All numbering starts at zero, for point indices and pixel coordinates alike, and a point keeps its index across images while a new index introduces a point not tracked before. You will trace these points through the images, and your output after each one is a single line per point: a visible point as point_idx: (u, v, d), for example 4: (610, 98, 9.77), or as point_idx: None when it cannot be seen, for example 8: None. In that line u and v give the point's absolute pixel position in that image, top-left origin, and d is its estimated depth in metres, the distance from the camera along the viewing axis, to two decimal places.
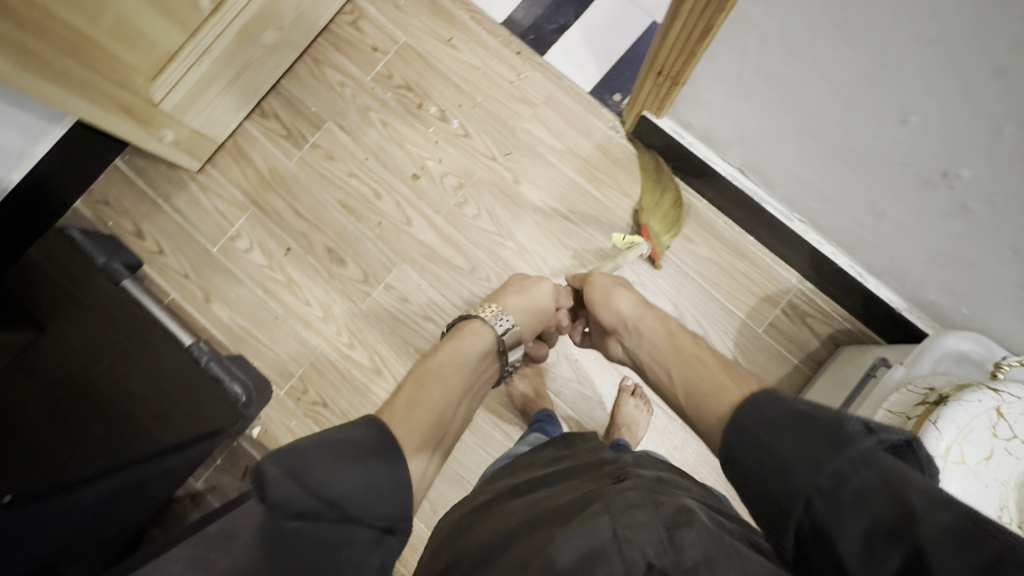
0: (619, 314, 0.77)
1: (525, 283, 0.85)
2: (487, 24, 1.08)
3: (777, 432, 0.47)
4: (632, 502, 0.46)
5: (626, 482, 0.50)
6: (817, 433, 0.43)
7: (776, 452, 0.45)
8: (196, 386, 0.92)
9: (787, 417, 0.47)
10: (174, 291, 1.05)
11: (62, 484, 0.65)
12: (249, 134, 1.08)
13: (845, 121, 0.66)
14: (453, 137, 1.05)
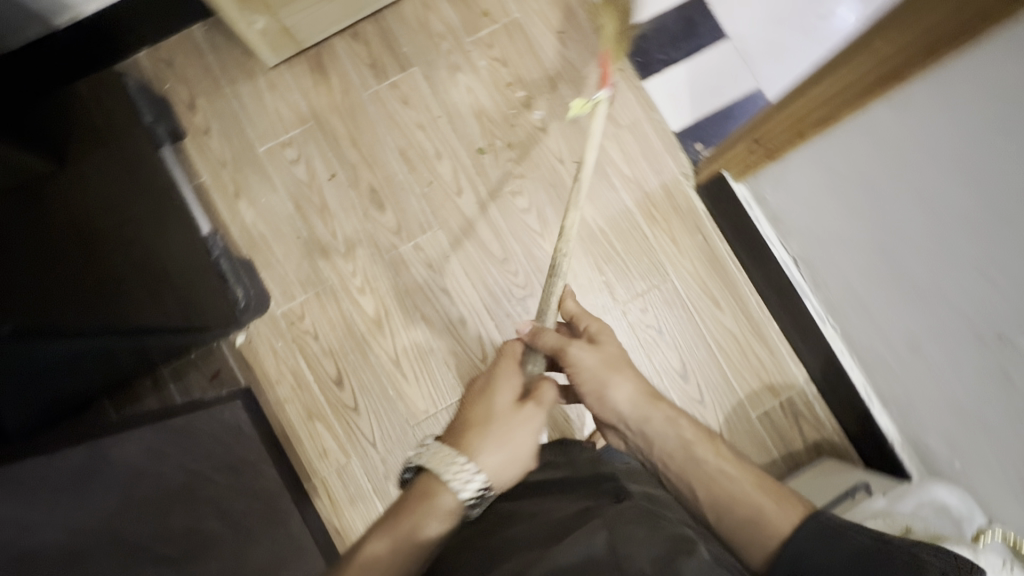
0: (618, 413, 0.65)
1: (514, 413, 0.61)
2: (601, 31, 1.07)
3: (844, 565, 0.47)
4: (631, 518, 0.49)
5: (624, 501, 0.54)
6: (891, 575, 0.44)
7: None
8: (196, 276, 0.90)
9: (855, 552, 0.47)
10: (206, 176, 1.02)
11: (50, 330, 0.63)
12: (334, 51, 1.05)
13: (921, 253, 0.67)
14: (530, 126, 1.04)
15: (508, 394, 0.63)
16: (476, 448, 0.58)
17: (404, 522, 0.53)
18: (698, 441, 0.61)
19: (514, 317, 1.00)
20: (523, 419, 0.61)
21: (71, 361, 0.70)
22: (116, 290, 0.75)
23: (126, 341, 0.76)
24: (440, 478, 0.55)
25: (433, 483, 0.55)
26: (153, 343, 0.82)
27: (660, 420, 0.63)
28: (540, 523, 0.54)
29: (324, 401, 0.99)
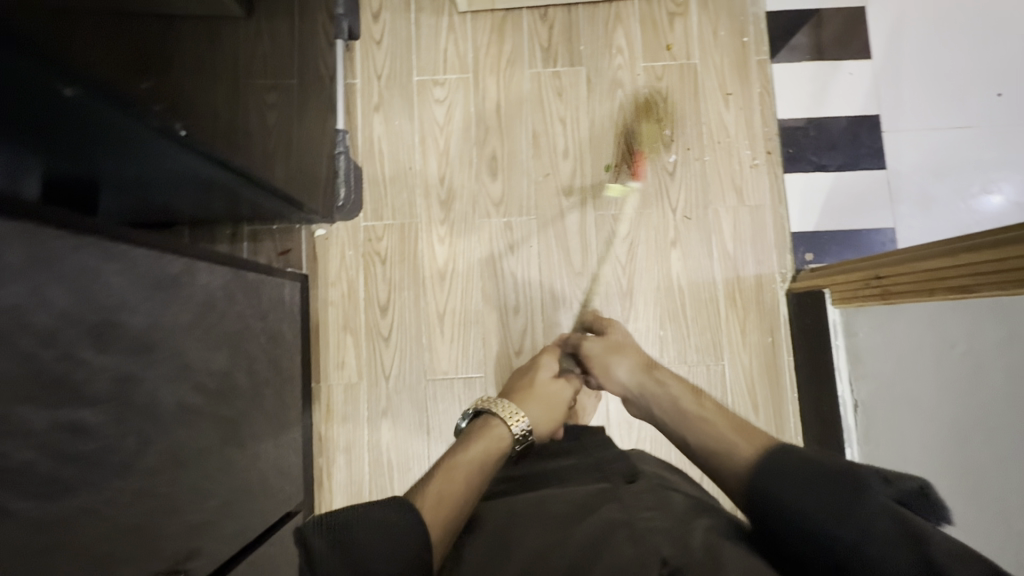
0: (620, 384, 0.79)
1: (543, 384, 0.79)
2: (767, 110, 1.06)
3: (797, 481, 0.49)
4: (645, 501, 0.57)
5: (635, 482, 0.63)
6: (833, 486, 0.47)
7: (804, 486, 0.48)
8: (316, 154, 0.94)
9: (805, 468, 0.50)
10: (358, 80, 1.07)
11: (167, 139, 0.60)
12: (519, 20, 1.08)
13: (995, 448, 0.67)
14: (660, 165, 1.05)
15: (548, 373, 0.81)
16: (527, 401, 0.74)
17: (469, 448, 0.67)
18: (702, 405, 0.69)
19: (563, 328, 1.01)
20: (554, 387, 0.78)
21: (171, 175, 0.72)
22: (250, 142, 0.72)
23: (227, 182, 0.77)
24: (500, 420, 0.70)
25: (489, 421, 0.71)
26: (248, 196, 0.84)
27: (655, 384, 0.76)
28: (548, 509, 0.58)
29: (363, 319, 1.03)
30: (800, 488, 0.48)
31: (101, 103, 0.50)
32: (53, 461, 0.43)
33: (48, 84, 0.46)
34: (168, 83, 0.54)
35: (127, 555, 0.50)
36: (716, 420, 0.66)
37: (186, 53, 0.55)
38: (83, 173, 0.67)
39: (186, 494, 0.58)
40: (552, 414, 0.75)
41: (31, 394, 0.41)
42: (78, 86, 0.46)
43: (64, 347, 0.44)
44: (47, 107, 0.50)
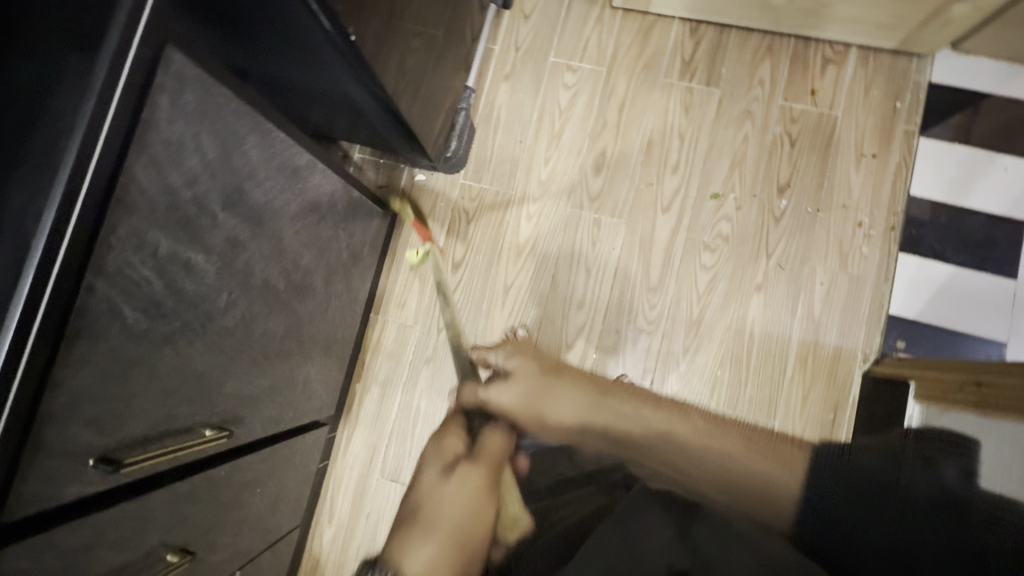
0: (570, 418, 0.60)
1: (445, 487, 0.56)
2: (900, 183, 1.00)
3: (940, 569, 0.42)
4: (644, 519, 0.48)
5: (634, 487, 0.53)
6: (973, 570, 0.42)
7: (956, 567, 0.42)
8: (441, 106, 0.96)
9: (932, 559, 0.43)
10: (497, 47, 1.10)
11: (331, 50, 0.63)
12: (669, 28, 1.07)
13: None
14: (768, 208, 1.01)
15: (435, 470, 0.59)
16: (400, 557, 0.49)
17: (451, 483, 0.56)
18: (666, 424, 0.59)
19: (619, 337, 1.00)
20: (461, 479, 0.56)
21: (314, 82, 0.75)
22: (396, 75, 0.75)
23: (362, 105, 0.81)
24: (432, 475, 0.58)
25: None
26: (371, 122, 0.88)
27: (616, 420, 0.59)
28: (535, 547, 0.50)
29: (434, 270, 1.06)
30: (898, 528, 0.45)
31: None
32: (163, 288, 0.46)
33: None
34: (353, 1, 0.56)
35: (188, 398, 0.53)
36: (723, 447, 0.54)
37: None
38: (241, 53, 0.71)
39: (242, 361, 0.61)
40: (467, 529, 0.51)
41: (167, 221, 0.44)
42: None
43: (200, 193, 0.47)
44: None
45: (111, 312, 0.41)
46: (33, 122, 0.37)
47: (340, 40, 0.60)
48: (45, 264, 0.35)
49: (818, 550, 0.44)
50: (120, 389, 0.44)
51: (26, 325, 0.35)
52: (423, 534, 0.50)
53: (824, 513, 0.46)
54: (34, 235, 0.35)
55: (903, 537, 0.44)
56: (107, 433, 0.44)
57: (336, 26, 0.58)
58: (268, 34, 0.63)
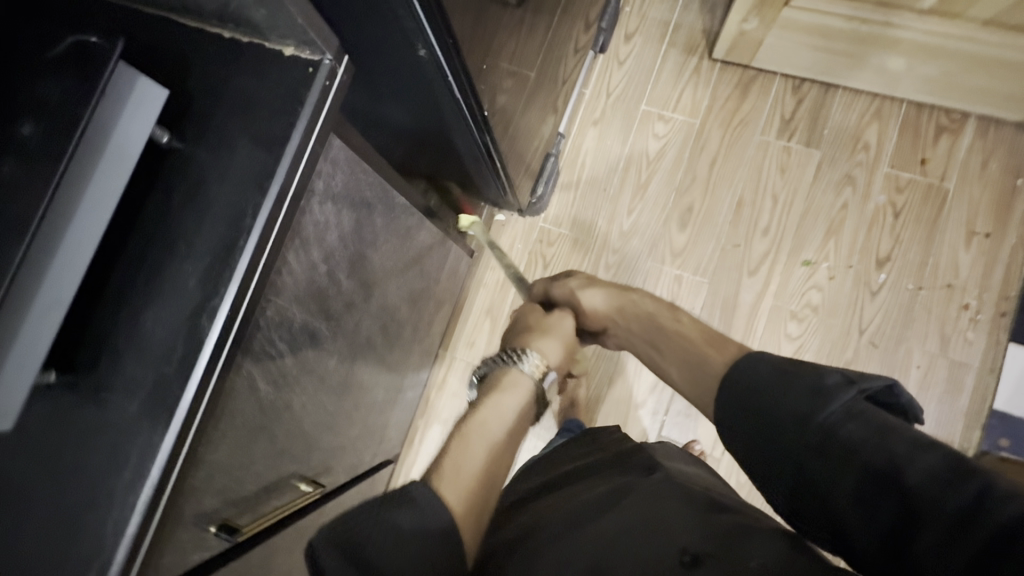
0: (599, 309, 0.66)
1: (547, 321, 0.66)
2: (1015, 267, 0.93)
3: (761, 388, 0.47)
4: (665, 495, 0.54)
5: (655, 475, 0.59)
6: (797, 389, 0.44)
7: (783, 387, 0.45)
8: (529, 150, 0.95)
9: (766, 373, 0.47)
10: (588, 91, 1.09)
11: (451, 113, 0.62)
12: (770, 84, 1.03)
13: None
14: (865, 280, 0.96)
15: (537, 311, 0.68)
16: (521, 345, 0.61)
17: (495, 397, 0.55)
18: (660, 312, 0.62)
19: None
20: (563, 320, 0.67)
21: (419, 133, 0.74)
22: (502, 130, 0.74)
23: (462, 156, 0.80)
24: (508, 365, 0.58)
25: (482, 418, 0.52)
26: (466, 171, 0.87)
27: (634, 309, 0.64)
28: (559, 508, 0.56)
29: (507, 310, 1.05)
30: (772, 387, 0.46)
31: (435, 70, 0.52)
32: (291, 358, 0.46)
33: (409, 40, 0.48)
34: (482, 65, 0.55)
35: (292, 454, 0.53)
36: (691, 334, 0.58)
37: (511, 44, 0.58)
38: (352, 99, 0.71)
39: (336, 414, 0.62)
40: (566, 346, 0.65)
41: (306, 296, 0.45)
42: (434, 47, 0.48)
43: (332, 265, 0.48)
44: (385, 55, 0.52)
45: (251, 387, 0.42)
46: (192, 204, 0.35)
47: (465, 105, 0.59)
48: (213, 359, 0.34)
49: (732, 404, 0.48)
50: (245, 456, 0.45)
51: (187, 426, 0.34)
52: (539, 333, 0.63)
53: (733, 384, 0.49)
54: (206, 333, 0.34)
55: (759, 373, 0.47)
56: (228, 499, 0.44)
57: (466, 95, 0.56)
58: (390, 91, 0.62)
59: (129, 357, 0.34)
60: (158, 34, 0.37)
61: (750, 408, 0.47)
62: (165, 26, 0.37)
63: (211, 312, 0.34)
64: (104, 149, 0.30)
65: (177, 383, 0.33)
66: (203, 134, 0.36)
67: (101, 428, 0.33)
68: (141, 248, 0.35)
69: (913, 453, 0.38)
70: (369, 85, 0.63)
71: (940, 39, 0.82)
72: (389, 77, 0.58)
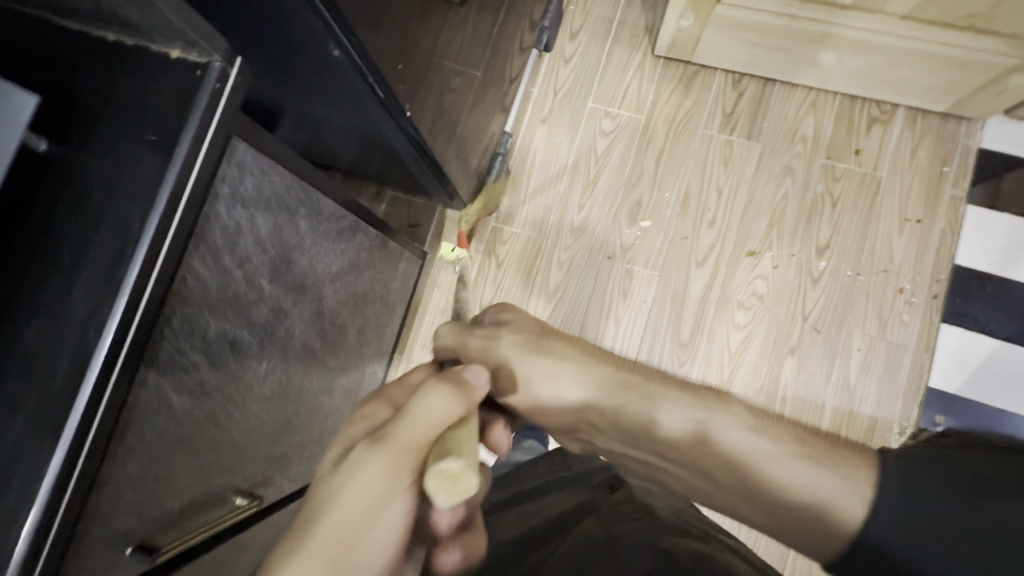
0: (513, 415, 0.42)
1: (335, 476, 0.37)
2: (945, 250, 0.97)
3: (941, 516, 0.34)
4: (638, 526, 0.56)
5: (626, 508, 0.62)
6: (996, 524, 0.32)
7: (970, 512, 0.33)
8: (475, 149, 0.94)
9: (947, 484, 0.34)
10: (536, 89, 1.09)
11: (379, 110, 0.61)
12: (711, 80, 1.05)
13: None
14: (806, 268, 0.98)
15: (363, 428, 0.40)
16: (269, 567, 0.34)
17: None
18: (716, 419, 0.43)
19: None
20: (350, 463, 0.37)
21: (354, 131, 0.73)
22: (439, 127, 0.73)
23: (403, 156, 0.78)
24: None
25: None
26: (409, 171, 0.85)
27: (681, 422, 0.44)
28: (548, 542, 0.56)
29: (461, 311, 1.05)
30: (949, 537, 0.33)
31: (353, 68, 0.51)
32: (209, 368, 0.45)
33: (322, 40, 0.47)
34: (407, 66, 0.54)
35: (224, 466, 0.52)
36: (775, 449, 0.40)
37: (435, 42, 0.57)
38: (282, 99, 0.69)
39: (274, 424, 0.61)
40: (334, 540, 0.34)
41: (220, 303, 0.44)
42: (346, 47, 0.47)
43: (251, 272, 0.47)
44: (300, 54, 0.51)
45: (161, 401, 0.41)
46: (75, 215, 0.34)
47: (392, 104, 0.58)
48: (104, 377, 0.33)
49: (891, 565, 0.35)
50: (163, 472, 0.44)
51: (79, 445, 0.32)
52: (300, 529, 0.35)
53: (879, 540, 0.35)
54: (93, 351, 0.32)
55: (935, 492, 0.34)
56: (147, 517, 0.43)
57: (390, 93, 0.55)
58: (314, 89, 0.61)
59: (11, 375, 0.33)
60: (42, 37, 0.36)
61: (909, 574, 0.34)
62: (52, 31, 0.36)
63: (100, 325, 0.33)
64: None
65: (64, 401, 0.32)
66: (88, 140, 0.34)
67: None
68: (25, 260, 0.34)
69: None
70: (292, 81, 0.61)
71: (865, 33, 0.85)
72: (310, 74, 0.56)
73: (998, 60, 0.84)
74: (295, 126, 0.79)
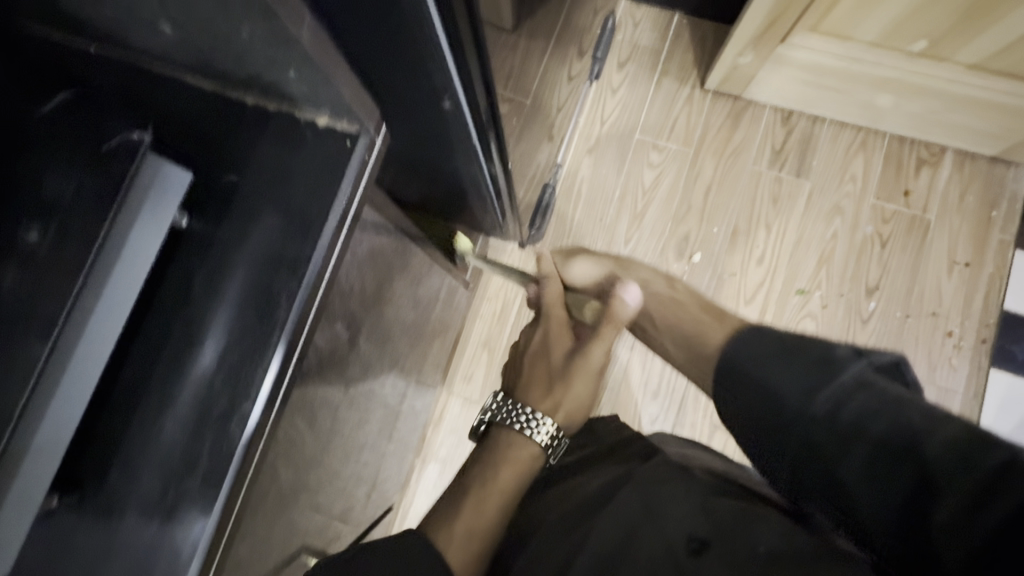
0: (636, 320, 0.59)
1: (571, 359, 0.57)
2: (994, 296, 0.97)
3: (765, 361, 0.46)
4: (663, 479, 0.52)
5: (653, 458, 0.56)
6: (809, 361, 0.44)
7: (779, 354, 0.46)
8: (526, 182, 0.93)
9: (775, 345, 0.47)
10: (582, 118, 1.08)
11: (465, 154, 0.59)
12: (761, 116, 1.05)
13: None
14: (856, 309, 0.98)
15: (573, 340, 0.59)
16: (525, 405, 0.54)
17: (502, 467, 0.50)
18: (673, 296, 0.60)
19: (694, 430, 0.97)
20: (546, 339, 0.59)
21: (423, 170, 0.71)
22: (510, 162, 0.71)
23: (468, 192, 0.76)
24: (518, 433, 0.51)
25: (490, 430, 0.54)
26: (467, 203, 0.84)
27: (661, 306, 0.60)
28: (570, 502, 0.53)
29: (503, 343, 1.02)
30: (783, 365, 0.45)
31: (458, 121, 0.49)
32: (310, 437, 0.43)
33: (435, 96, 0.45)
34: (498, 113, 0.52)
35: (303, 530, 0.50)
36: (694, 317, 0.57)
37: None
38: None
39: (342, 478, 0.58)
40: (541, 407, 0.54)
41: (328, 370, 0.41)
42: (459, 102, 0.45)
43: (354, 334, 0.45)
44: (403, 106, 0.49)
45: (273, 479, 0.38)
46: (212, 295, 0.31)
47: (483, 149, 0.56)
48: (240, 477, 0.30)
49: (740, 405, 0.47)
50: (263, 549, 0.41)
51: (210, 552, 0.29)
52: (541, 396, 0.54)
53: (739, 354, 0.48)
54: (233, 445, 0.29)
55: (764, 346, 0.47)
56: None
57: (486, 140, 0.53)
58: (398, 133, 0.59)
59: (143, 474, 0.30)
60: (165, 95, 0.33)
61: (747, 379, 0.47)
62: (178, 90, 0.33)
63: (240, 418, 0.30)
64: (123, 250, 0.28)
65: (205, 500, 0.29)
66: (227, 213, 0.32)
67: (113, 555, 0.29)
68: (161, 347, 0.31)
69: (930, 424, 0.38)
70: None
71: (929, 80, 0.85)
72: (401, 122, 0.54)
73: None
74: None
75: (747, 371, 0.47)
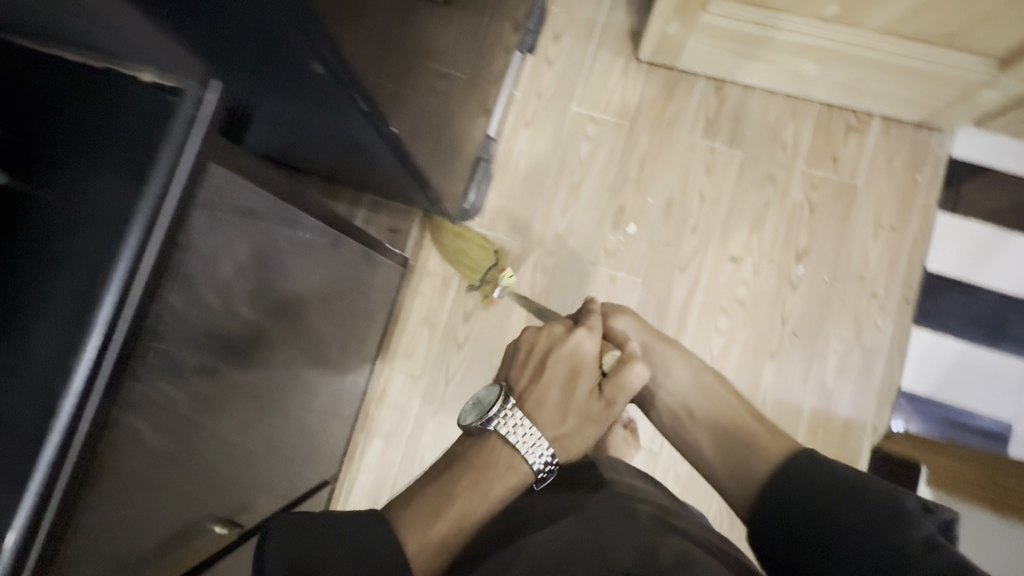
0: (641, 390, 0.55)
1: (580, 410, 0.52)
2: (917, 257, 1.00)
3: (825, 495, 0.49)
4: (611, 513, 0.50)
5: (602, 492, 0.54)
6: (873, 511, 0.46)
7: (831, 487, 0.50)
8: (457, 158, 0.93)
9: (835, 484, 0.50)
10: (519, 92, 1.07)
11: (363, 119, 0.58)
12: (694, 86, 1.05)
13: None
14: (786, 275, 1.00)
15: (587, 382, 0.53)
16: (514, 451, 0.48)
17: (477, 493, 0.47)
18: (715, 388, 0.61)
19: None
20: (568, 364, 0.53)
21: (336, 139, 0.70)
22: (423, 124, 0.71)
23: (390, 162, 0.76)
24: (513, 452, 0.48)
25: (474, 441, 0.49)
26: (393, 175, 0.83)
27: (713, 398, 0.61)
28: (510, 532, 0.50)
29: (444, 319, 1.03)
30: (841, 505, 0.48)
31: (335, 83, 0.48)
32: (185, 401, 0.43)
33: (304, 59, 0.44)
34: (388, 78, 0.52)
35: (201, 497, 0.50)
36: (750, 427, 0.58)
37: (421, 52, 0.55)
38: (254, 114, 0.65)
39: (254, 447, 0.58)
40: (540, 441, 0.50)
41: (199, 333, 0.42)
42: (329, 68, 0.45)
43: (229, 298, 0.45)
44: (280, 71, 0.48)
45: (137, 440, 0.39)
46: (43, 253, 0.32)
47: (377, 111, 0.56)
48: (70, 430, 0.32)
49: (782, 520, 0.51)
50: (140, 510, 0.42)
51: (44, 497, 0.31)
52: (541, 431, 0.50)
53: (807, 478, 0.51)
54: (58, 400, 0.31)
55: (821, 483, 0.50)
56: (122, 562, 0.41)
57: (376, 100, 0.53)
58: (292, 98, 0.57)
59: None
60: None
61: (799, 505, 0.50)
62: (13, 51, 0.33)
63: (65, 374, 0.31)
64: None
65: (39, 450, 0.31)
66: (55, 173, 0.32)
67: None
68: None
69: None
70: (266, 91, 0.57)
71: (846, 45, 0.86)
72: (288, 85, 0.53)
73: (972, 76, 0.86)
74: (272, 131, 0.74)
75: (789, 502, 0.51)
